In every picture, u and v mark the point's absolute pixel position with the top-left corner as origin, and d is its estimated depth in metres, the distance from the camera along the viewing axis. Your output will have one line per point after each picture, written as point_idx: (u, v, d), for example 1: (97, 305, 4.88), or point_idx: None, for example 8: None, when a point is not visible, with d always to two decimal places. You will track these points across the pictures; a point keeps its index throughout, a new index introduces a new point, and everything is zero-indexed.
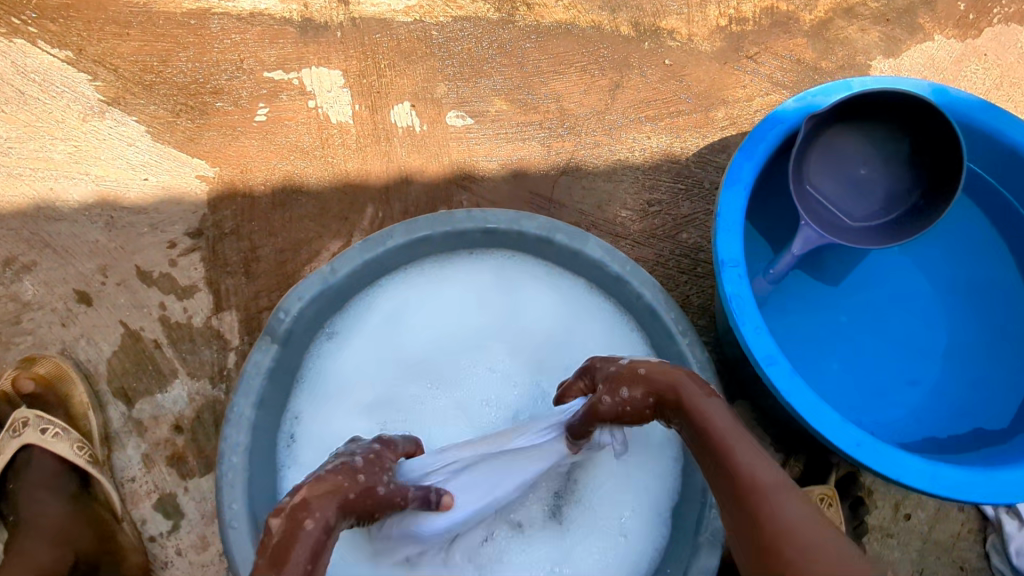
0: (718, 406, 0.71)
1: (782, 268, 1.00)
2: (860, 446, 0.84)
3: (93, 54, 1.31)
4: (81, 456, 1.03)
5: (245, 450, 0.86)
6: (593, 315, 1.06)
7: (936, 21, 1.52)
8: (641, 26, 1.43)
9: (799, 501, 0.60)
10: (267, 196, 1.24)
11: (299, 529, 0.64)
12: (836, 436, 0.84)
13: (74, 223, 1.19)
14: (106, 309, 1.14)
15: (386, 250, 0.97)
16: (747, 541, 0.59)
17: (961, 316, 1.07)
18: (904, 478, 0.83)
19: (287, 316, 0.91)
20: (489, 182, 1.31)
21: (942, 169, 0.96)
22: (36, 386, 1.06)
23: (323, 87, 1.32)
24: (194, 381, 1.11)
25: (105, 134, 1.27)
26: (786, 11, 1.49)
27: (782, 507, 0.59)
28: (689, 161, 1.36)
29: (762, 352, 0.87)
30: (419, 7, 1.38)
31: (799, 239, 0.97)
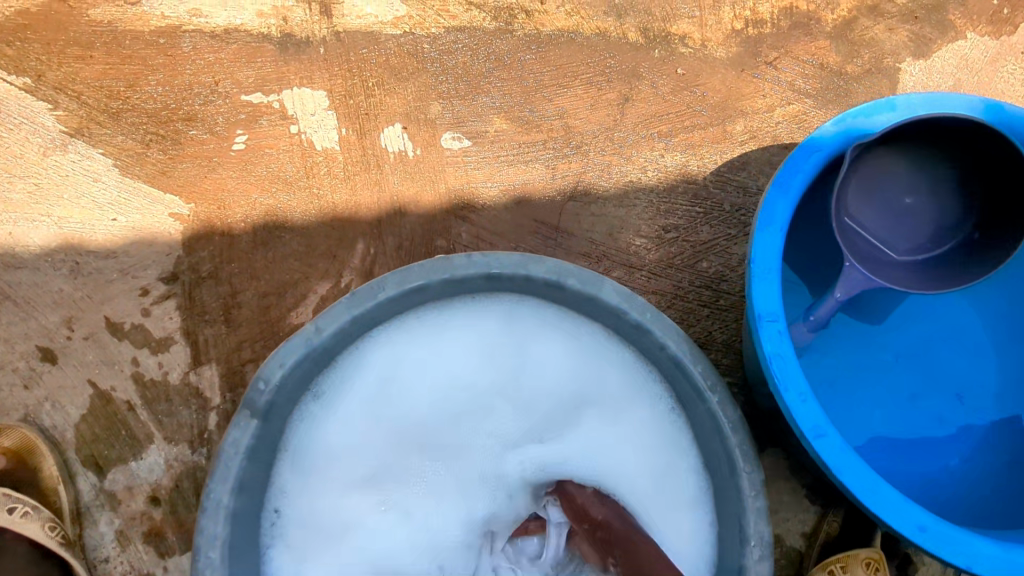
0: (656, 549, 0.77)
1: (823, 314, 0.90)
2: (923, 531, 0.74)
3: (53, 81, 1.20)
4: (52, 539, 0.92)
5: (225, 544, 0.76)
6: (611, 364, 0.94)
7: (968, 17, 1.41)
8: (651, 32, 1.32)
9: None
10: (248, 234, 1.14)
11: None
12: (897, 520, 0.74)
13: (36, 270, 1.09)
14: (73, 367, 1.03)
15: (376, 303, 0.85)
16: None
17: (1013, 355, 0.97)
18: (971, 564, 0.74)
19: (266, 387, 0.80)
20: (490, 211, 1.20)
21: (999, 200, 0.86)
22: (7, 461, 0.97)
23: (305, 110, 1.21)
24: (171, 446, 1.01)
25: (68, 169, 1.16)
26: (806, 11, 1.37)
27: None
28: (707, 181, 1.24)
29: (808, 422, 0.77)
30: (408, 18, 1.27)
31: (843, 283, 0.87)
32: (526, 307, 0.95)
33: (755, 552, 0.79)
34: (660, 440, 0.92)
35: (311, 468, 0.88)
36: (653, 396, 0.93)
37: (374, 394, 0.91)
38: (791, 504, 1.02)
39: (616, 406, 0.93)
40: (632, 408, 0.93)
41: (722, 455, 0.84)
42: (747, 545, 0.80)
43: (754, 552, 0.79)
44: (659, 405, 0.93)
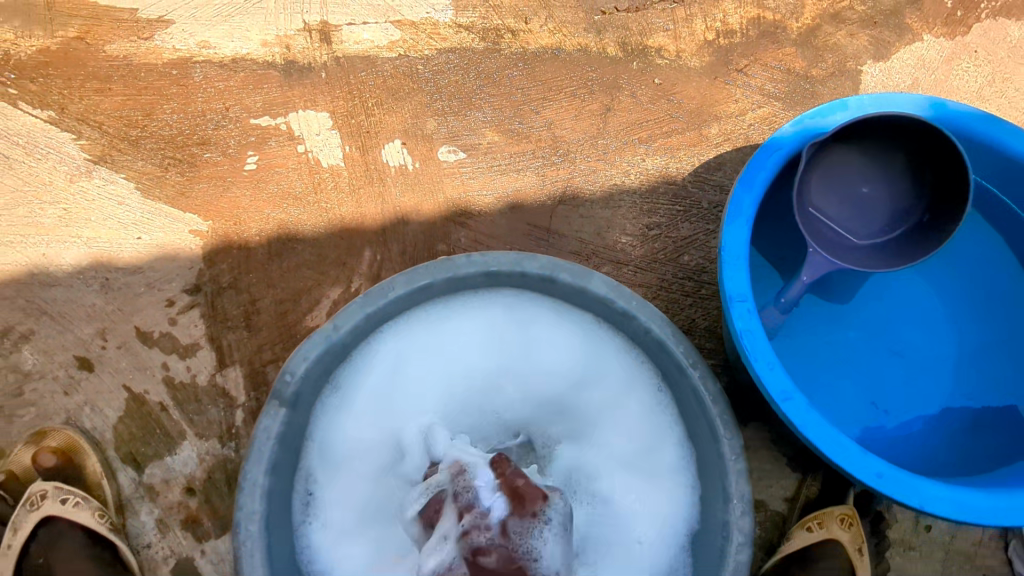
0: None
1: (794, 295, 0.99)
2: (881, 477, 0.83)
3: (75, 112, 1.30)
4: (102, 524, 1.02)
5: (262, 520, 0.84)
6: (602, 350, 1.03)
7: (924, 20, 1.52)
8: (628, 46, 1.42)
9: None
10: (263, 247, 1.23)
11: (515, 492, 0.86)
12: (857, 468, 0.83)
13: (69, 287, 1.18)
14: (109, 373, 1.13)
15: (388, 302, 0.95)
16: None
17: (971, 325, 1.06)
18: (927, 505, 0.82)
19: (293, 378, 0.89)
20: (486, 217, 1.30)
21: (946, 186, 0.95)
22: (56, 459, 1.07)
23: (311, 131, 1.31)
24: (202, 441, 1.09)
25: (94, 194, 1.25)
26: (773, 21, 1.48)
27: None
28: (686, 181, 1.34)
29: (776, 387, 0.86)
30: (403, 42, 1.37)
31: (808, 267, 0.96)
32: (524, 301, 1.04)
33: (737, 508, 0.88)
34: (648, 417, 1.01)
35: (335, 456, 0.97)
36: (641, 377, 1.02)
37: (391, 386, 1.01)
38: (774, 472, 1.12)
39: (609, 388, 1.03)
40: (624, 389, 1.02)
41: (705, 426, 0.94)
42: (730, 502, 0.88)
43: (734, 508, 0.88)
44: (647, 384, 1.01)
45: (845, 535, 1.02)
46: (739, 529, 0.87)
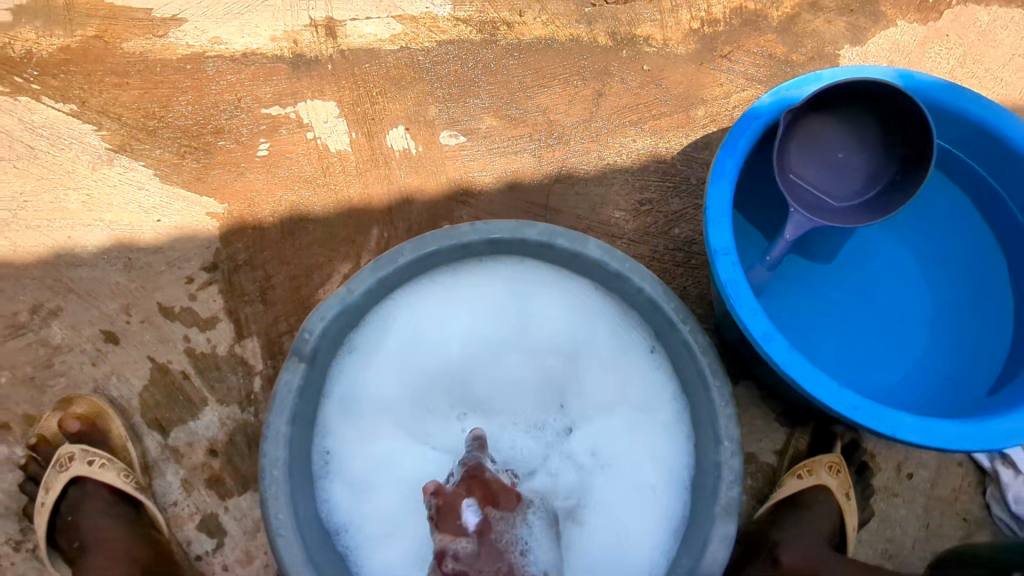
0: None
1: (778, 254, 1.06)
2: (857, 409, 0.90)
3: (96, 105, 1.36)
4: (128, 483, 1.08)
5: (285, 465, 0.91)
6: (599, 313, 1.10)
7: (897, 7, 1.60)
8: (618, 35, 1.50)
9: None
10: (276, 227, 1.30)
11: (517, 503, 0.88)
12: (834, 401, 0.90)
13: (94, 267, 1.24)
14: (133, 345, 1.20)
15: (397, 267, 1.01)
16: None
17: (943, 283, 1.13)
18: (900, 434, 0.89)
19: (311, 336, 0.96)
20: (486, 196, 1.38)
21: (914, 146, 1.03)
22: (80, 424, 1.12)
23: (319, 119, 1.38)
24: (223, 407, 1.16)
25: (115, 180, 1.32)
26: (754, 10, 1.56)
27: None
28: (675, 160, 1.42)
29: (759, 330, 0.93)
30: (404, 35, 1.44)
31: (790, 226, 1.03)
32: (525, 269, 1.11)
33: (726, 450, 0.95)
34: (643, 374, 1.08)
35: (354, 414, 1.04)
36: (637, 338, 1.08)
37: (403, 351, 1.08)
38: (764, 426, 1.18)
39: (606, 348, 1.10)
40: (621, 349, 1.09)
41: (696, 378, 1.00)
42: (720, 445, 0.95)
43: (724, 450, 0.95)
44: (643, 344, 1.08)
45: (834, 480, 1.06)
46: (729, 468, 0.94)
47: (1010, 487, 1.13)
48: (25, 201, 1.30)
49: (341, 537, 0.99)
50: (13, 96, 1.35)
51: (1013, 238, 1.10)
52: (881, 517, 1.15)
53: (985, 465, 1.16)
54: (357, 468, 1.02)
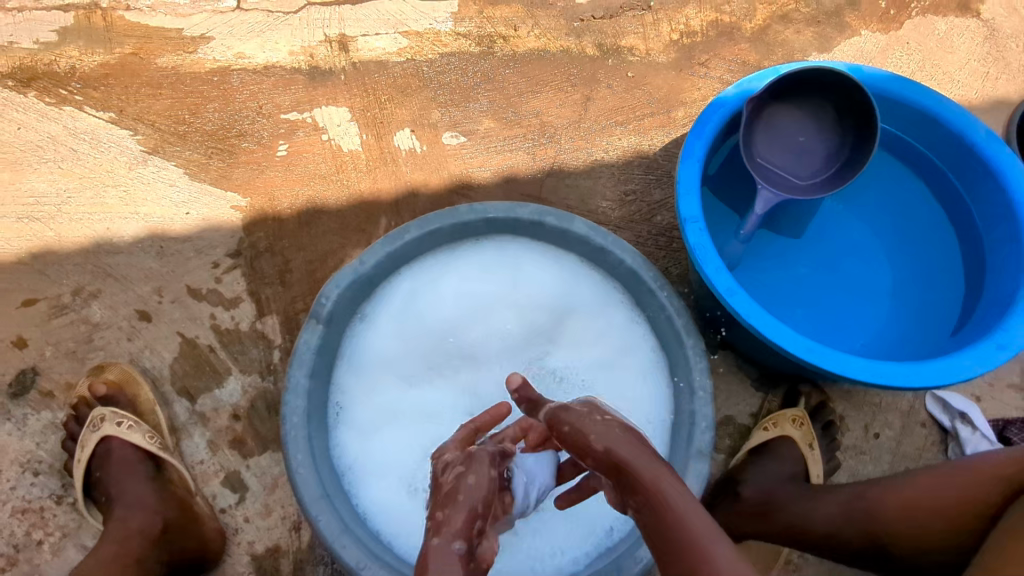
0: (683, 498, 0.73)
1: (750, 229, 1.18)
2: (810, 351, 1.01)
3: (132, 113, 1.50)
4: (154, 444, 1.19)
5: (303, 413, 1.02)
6: (586, 285, 1.22)
7: (861, 18, 1.75)
8: (605, 46, 1.65)
9: (728, 548, 0.70)
10: (294, 217, 1.43)
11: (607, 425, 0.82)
12: (791, 346, 1.02)
13: (130, 254, 1.38)
14: (165, 323, 1.32)
15: (404, 243, 1.14)
16: (667, 539, 0.71)
17: (897, 256, 1.25)
18: (849, 373, 1.00)
19: (327, 301, 1.07)
20: (484, 189, 1.51)
21: (866, 127, 1.15)
22: (108, 389, 1.23)
23: (333, 123, 1.52)
24: (246, 376, 1.28)
25: (149, 178, 1.46)
26: (729, 22, 1.71)
27: (715, 552, 0.69)
28: (657, 155, 1.56)
29: (724, 285, 1.05)
30: (410, 48, 1.59)
31: (759, 201, 1.15)
32: (517, 247, 1.24)
33: (700, 398, 1.05)
34: (626, 338, 1.19)
35: (365, 374, 1.17)
36: (618, 306, 1.20)
37: (407, 319, 1.20)
38: (741, 391, 1.29)
39: (593, 315, 1.21)
40: (605, 315, 1.21)
41: (672, 336, 1.12)
42: (695, 395, 1.06)
43: (698, 399, 1.05)
44: (624, 310, 1.20)
45: (797, 432, 1.19)
46: (703, 415, 1.04)
47: (968, 443, 1.22)
48: (69, 197, 1.43)
49: (348, 479, 1.10)
50: (58, 106, 1.49)
51: (957, 212, 1.21)
52: (849, 472, 1.24)
53: (945, 425, 1.25)
54: (366, 421, 1.14)
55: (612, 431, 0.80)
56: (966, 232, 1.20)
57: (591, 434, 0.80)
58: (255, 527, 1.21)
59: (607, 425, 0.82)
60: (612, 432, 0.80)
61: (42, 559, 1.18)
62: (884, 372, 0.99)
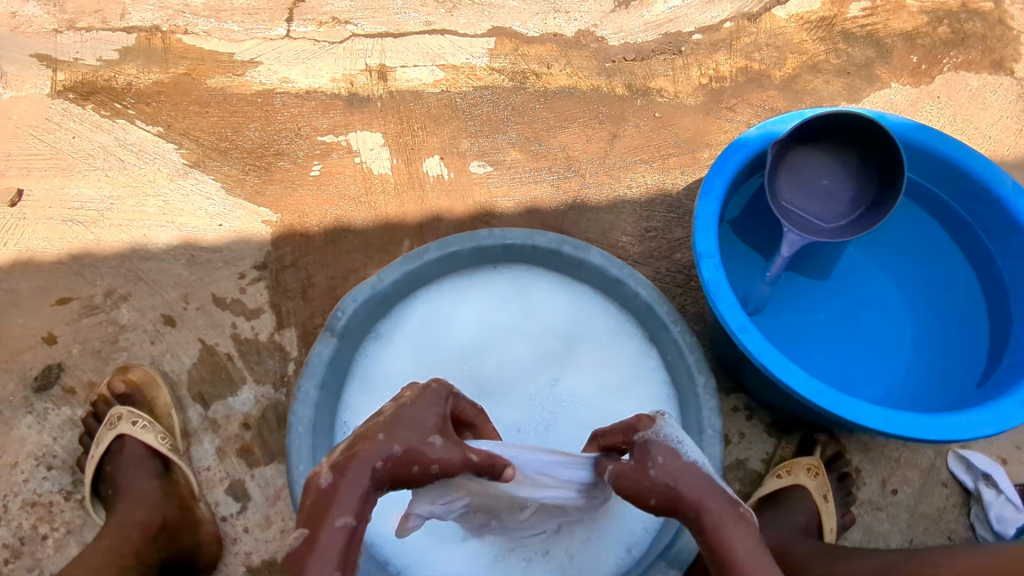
0: (739, 532, 0.74)
1: (777, 272, 1.14)
2: (822, 395, 1.00)
3: (179, 129, 1.57)
4: (164, 445, 1.22)
5: (308, 424, 1.03)
6: (600, 315, 1.23)
7: (892, 71, 1.76)
8: (634, 87, 1.68)
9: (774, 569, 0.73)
10: (321, 235, 1.47)
11: (675, 475, 0.77)
12: (808, 390, 1.00)
13: (162, 261, 1.43)
14: (188, 328, 1.36)
15: (423, 263, 1.17)
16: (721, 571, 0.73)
17: (920, 309, 1.23)
18: (862, 420, 0.98)
19: (343, 314, 1.10)
20: (507, 218, 1.54)
21: (890, 173, 1.15)
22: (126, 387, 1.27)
23: (366, 147, 1.57)
24: (259, 386, 1.30)
25: (188, 190, 1.52)
26: (759, 69, 1.74)
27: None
28: (680, 195, 1.57)
29: (736, 323, 1.05)
30: (445, 80, 1.64)
31: (786, 243, 1.13)
32: (533, 277, 1.26)
33: (709, 438, 1.04)
34: (637, 370, 1.19)
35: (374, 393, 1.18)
36: (631, 337, 1.21)
37: (420, 341, 1.21)
38: (754, 435, 1.25)
39: (605, 346, 1.22)
40: (618, 351, 1.21)
41: (683, 371, 1.11)
42: (704, 434, 1.04)
43: (707, 437, 1.04)
44: (637, 346, 1.21)
45: (811, 482, 1.15)
46: (712, 455, 1.03)
47: (992, 507, 1.16)
48: (112, 203, 1.50)
49: None
50: (112, 118, 1.58)
51: (986, 267, 1.20)
52: (864, 529, 1.19)
53: (969, 485, 1.20)
54: None
55: (678, 473, 0.78)
56: (994, 289, 1.18)
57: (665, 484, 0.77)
58: (254, 538, 1.22)
59: (664, 471, 0.78)
60: (681, 475, 0.78)
61: (44, 554, 1.20)
62: (899, 422, 0.97)
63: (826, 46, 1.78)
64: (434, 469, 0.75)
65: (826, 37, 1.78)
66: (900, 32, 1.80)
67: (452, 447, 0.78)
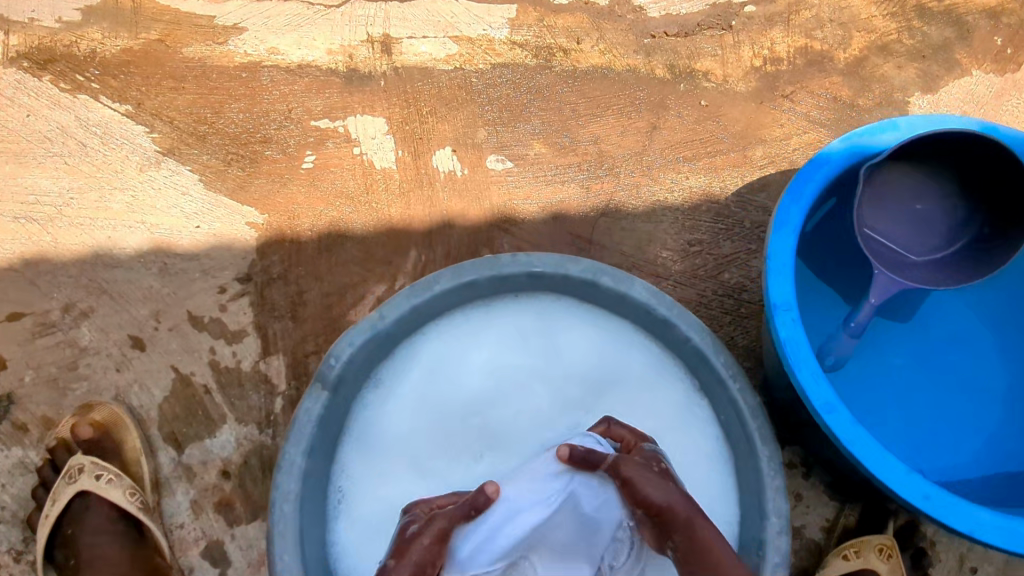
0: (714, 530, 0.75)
1: (864, 320, 0.95)
2: (927, 499, 0.83)
3: (150, 108, 1.35)
4: (132, 504, 1.05)
5: (296, 499, 0.87)
6: (639, 356, 1.05)
7: (972, 56, 1.52)
8: (677, 68, 1.45)
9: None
10: (314, 242, 1.27)
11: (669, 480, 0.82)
12: (906, 490, 0.83)
13: (129, 269, 1.23)
14: (159, 354, 1.17)
15: (433, 295, 0.97)
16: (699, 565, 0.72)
17: (1017, 362, 1.06)
18: (976, 532, 0.82)
19: (337, 362, 0.92)
20: (530, 225, 1.33)
21: (1005, 201, 0.95)
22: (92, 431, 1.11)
23: (367, 134, 1.35)
24: (241, 426, 1.14)
25: (161, 183, 1.30)
26: (820, 51, 1.49)
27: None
28: (728, 201, 1.36)
29: (818, 399, 0.86)
30: (459, 56, 1.41)
31: (876, 289, 0.94)
32: (560, 308, 1.08)
33: (772, 527, 0.88)
34: (679, 424, 1.02)
35: (372, 447, 1.01)
36: (676, 385, 1.04)
37: (426, 385, 1.03)
38: (815, 499, 1.11)
39: (645, 393, 1.04)
40: (662, 400, 1.03)
41: (742, 438, 0.95)
42: (766, 520, 0.89)
43: (771, 526, 0.88)
44: (684, 396, 1.03)
45: (884, 566, 1.02)
46: (776, 549, 0.87)
47: None
48: (72, 197, 1.29)
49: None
50: (73, 93, 1.35)
51: None
52: None
53: None
54: (368, 511, 0.99)
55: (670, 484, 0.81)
56: None
57: (655, 481, 0.80)
58: None
59: (660, 475, 0.82)
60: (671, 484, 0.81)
61: None
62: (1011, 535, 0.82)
63: (898, 23, 1.53)
64: (428, 544, 0.80)
65: (898, 13, 1.53)
66: (982, 9, 1.55)
67: (432, 523, 0.82)
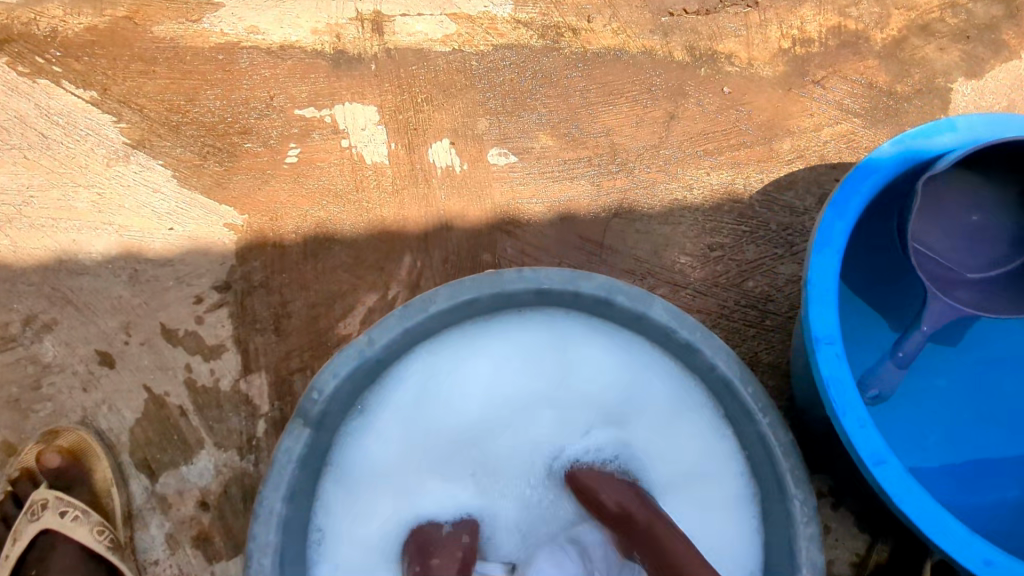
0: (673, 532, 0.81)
1: (911, 350, 0.88)
2: (989, 565, 0.75)
3: (117, 94, 1.22)
4: (101, 542, 1.00)
5: (276, 551, 0.78)
6: (656, 378, 0.95)
7: (1022, 36, 1.35)
8: (697, 50, 1.31)
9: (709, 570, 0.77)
10: (299, 246, 1.16)
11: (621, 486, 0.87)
12: (962, 553, 0.74)
13: (96, 277, 1.13)
14: (129, 371, 1.09)
15: (428, 316, 0.86)
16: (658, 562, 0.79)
17: None
18: None
19: (320, 397, 0.82)
20: (534, 227, 1.22)
21: None
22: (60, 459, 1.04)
23: (356, 125, 1.22)
24: (221, 452, 1.06)
25: (130, 180, 1.18)
26: (855, 30, 1.34)
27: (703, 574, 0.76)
28: (753, 200, 1.24)
29: (868, 450, 0.76)
30: (457, 36, 1.27)
31: (929, 315, 0.87)
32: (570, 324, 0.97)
33: None
34: (699, 454, 0.93)
35: (359, 478, 0.92)
36: (697, 411, 0.94)
37: (419, 409, 0.94)
38: (842, 531, 1.03)
39: (661, 419, 0.94)
40: (678, 427, 0.94)
41: (770, 475, 0.86)
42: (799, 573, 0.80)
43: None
44: (705, 422, 0.93)
45: None
46: None
47: None
48: (32, 195, 1.17)
49: None
50: (32, 77, 1.21)
51: None
52: None
53: None
54: (356, 552, 0.89)
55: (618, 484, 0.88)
56: None
57: (604, 490, 0.86)
58: None
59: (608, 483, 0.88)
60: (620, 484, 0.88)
61: None
62: None
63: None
64: None
65: None
66: None
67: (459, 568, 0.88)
